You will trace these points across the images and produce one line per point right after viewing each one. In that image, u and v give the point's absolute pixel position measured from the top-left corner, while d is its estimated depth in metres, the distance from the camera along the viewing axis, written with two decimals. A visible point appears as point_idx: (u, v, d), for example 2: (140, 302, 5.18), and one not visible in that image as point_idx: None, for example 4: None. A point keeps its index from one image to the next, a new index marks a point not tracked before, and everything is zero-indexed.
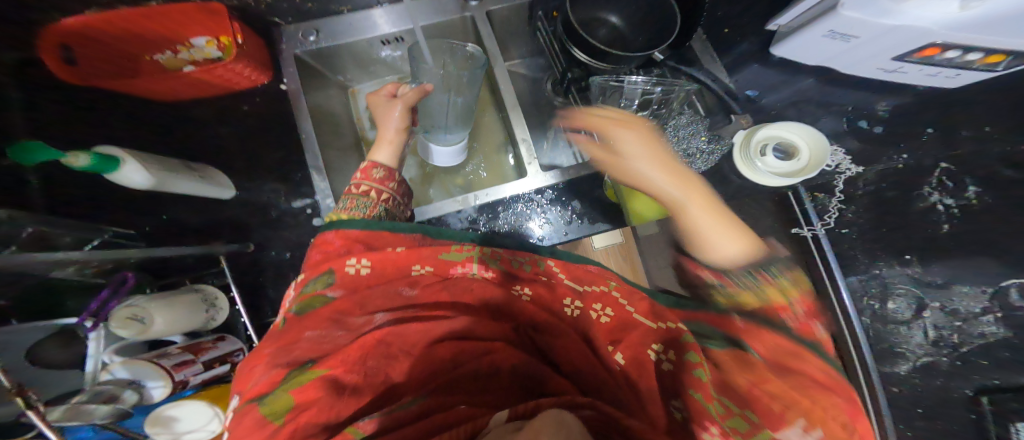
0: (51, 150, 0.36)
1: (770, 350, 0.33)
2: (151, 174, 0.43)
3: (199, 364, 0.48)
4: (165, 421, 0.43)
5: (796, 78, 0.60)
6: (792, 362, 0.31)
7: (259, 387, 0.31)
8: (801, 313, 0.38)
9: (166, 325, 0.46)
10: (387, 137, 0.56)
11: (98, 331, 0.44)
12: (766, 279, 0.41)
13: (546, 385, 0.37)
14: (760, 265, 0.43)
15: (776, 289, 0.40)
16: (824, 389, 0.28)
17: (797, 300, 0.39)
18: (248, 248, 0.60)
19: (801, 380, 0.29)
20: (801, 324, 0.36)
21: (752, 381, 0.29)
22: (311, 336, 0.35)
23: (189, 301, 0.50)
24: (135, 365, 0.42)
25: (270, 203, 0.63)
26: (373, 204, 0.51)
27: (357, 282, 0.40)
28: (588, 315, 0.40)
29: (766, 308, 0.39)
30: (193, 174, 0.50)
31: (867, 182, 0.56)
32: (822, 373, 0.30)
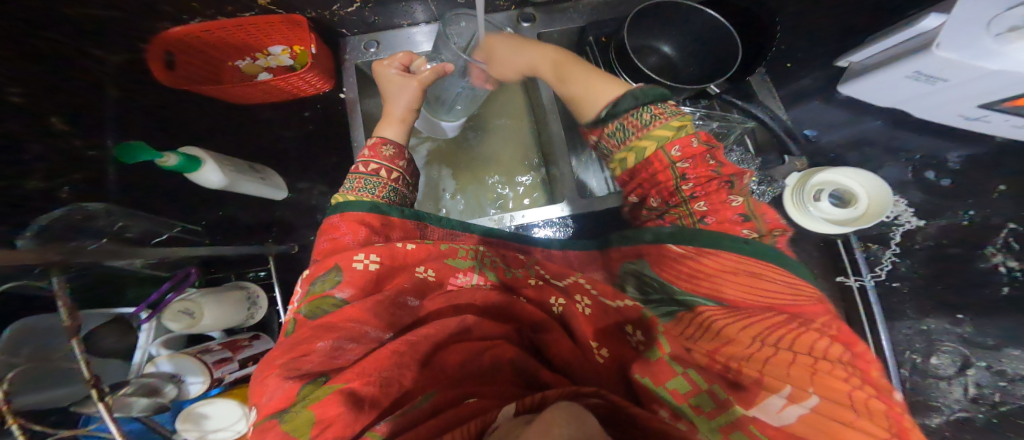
0: (150, 152, 0.40)
1: (684, 276, 0.36)
2: (225, 174, 0.47)
3: (235, 362, 0.55)
4: (195, 418, 0.49)
5: (863, 119, 0.63)
6: (753, 318, 0.32)
7: (276, 401, 0.30)
8: (723, 185, 0.38)
9: (212, 321, 0.53)
10: (396, 114, 0.54)
11: (152, 322, 0.50)
12: (656, 119, 0.40)
13: (538, 377, 0.36)
14: (630, 111, 0.41)
15: (658, 135, 0.39)
16: (788, 322, 0.31)
17: (679, 142, 0.38)
18: (293, 250, 0.67)
19: (772, 325, 0.31)
20: (716, 207, 0.37)
21: (717, 348, 0.31)
22: (323, 347, 0.34)
23: (234, 300, 0.57)
24: (179, 360, 0.48)
25: (318, 207, 0.71)
26: (382, 185, 0.49)
27: (367, 278, 0.39)
28: (572, 308, 0.38)
29: (669, 191, 0.40)
30: (256, 175, 0.54)
31: (925, 237, 0.60)
32: (754, 296, 0.33)
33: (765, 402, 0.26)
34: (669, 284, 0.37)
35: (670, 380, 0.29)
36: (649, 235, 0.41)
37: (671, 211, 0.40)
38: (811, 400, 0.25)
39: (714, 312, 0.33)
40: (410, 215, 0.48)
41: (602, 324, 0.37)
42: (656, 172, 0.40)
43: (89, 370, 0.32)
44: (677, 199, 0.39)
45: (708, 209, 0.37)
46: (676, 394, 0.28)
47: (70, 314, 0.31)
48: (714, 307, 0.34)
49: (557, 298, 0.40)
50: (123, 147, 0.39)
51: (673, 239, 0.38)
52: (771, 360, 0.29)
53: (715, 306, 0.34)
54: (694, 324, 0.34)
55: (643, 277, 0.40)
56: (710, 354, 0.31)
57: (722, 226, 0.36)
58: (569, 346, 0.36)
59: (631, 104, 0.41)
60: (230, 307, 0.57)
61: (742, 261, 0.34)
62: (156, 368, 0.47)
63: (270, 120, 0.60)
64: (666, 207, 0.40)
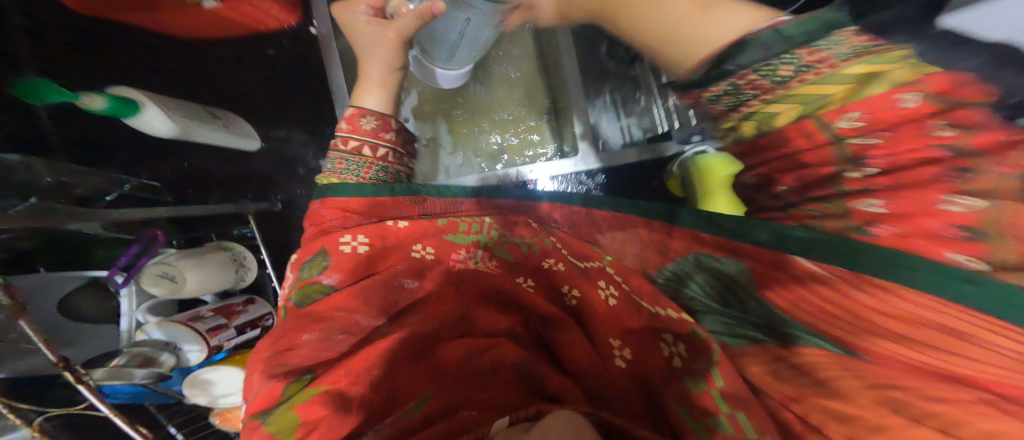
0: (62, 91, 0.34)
1: (813, 310, 0.27)
2: (174, 121, 0.40)
3: (231, 329, 0.56)
4: (201, 384, 0.52)
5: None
6: (900, 378, 0.23)
7: (259, 401, 0.31)
8: (942, 176, 0.25)
9: (196, 284, 0.52)
10: (376, 78, 0.49)
11: (128, 287, 0.50)
12: (806, 73, 0.28)
13: (544, 384, 0.34)
14: (751, 67, 0.29)
15: (828, 87, 0.27)
16: (976, 400, 0.20)
17: (863, 105, 0.27)
18: (275, 207, 0.66)
19: (932, 394, 0.21)
20: (906, 210, 0.26)
21: (801, 395, 0.26)
22: (309, 341, 0.34)
23: (219, 261, 0.56)
24: (168, 328, 0.49)
25: (298, 158, 0.68)
26: (367, 164, 0.46)
27: (354, 260, 0.39)
28: (591, 297, 0.35)
29: (821, 176, 0.32)
30: (218, 122, 0.48)
31: None
32: (945, 361, 0.22)
33: None
34: (773, 308, 0.30)
35: (712, 416, 0.25)
36: (766, 234, 0.30)
37: (808, 206, 0.34)
38: None
39: (822, 356, 0.27)
40: (402, 191, 0.44)
41: (629, 322, 0.33)
42: (801, 151, 0.33)
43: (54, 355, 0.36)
44: (835, 185, 0.31)
45: (885, 211, 0.28)
46: (714, 433, 0.25)
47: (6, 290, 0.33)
48: (828, 348, 0.27)
49: (572, 288, 0.38)
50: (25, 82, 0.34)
51: (807, 251, 0.28)
52: (885, 430, 0.22)
53: (836, 353, 0.26)
54: (780, 362, 0.28)
55: (724, 281, 0.34)
56: (787, 399, 0.26)
57: (908, 241, 0.26)
58: (585, 349, 0.34)
59: (780, 47, 0.27)
60: (215, 271, 0.56)
61: (904, 301, 0.23)
62: (147, 336, 0.49)
63: (227, 58, 0.52)
64: (797, 200, 0.35)
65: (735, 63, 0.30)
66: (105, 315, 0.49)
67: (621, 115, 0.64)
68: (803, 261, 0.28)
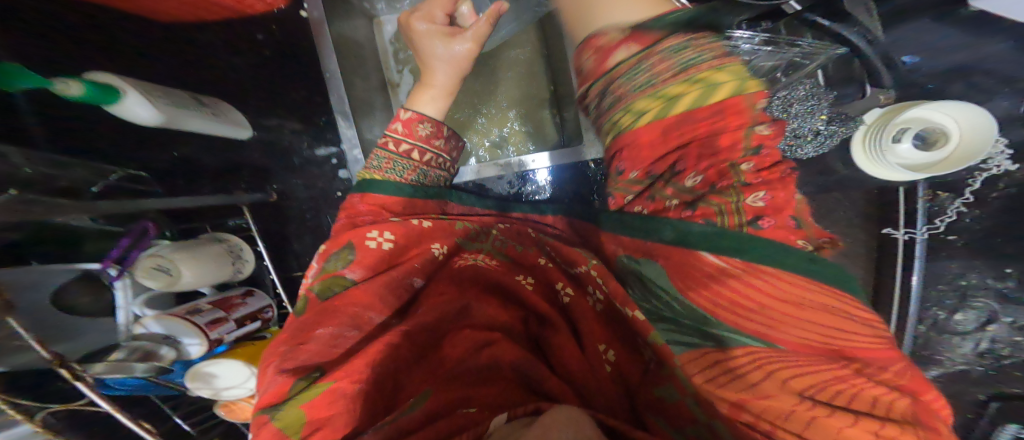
0: (34, 76, 0.31)
1: (724, 304, 0.29)
2: (158, 109, 0.39)
3: (231, 322, 0.56)
4: (203, 378, 0.51)
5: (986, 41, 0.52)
6: (808, 367, 0.26)
7: (269, 395, 0.31)
8: (784, 174, 0.37)
9: (191, 277, 0.51)
10: (443, 86, 0.49)
11: (122, 280, 0.49)
12: (703, 61, 0.34)
13: (545, 385, 0.31)
14: (685, 37, 0.35)
15: (721, 76, 0.34)
16: (854, 373, 0.26)
17: (757, 97, 0.35)
18: (270, 198, 0.65)
19: (834, 374, 0.26)
20: (774, 203, 0.34)
21: (744, 399, 0.24)
22: (322, 335, 0.34)
23: (214, 254, 0.55)
24: (167, 321, 0.48)
25: (292, 149, 0.67)
26: (412, 167, 0.49)
27: (378, 256, 0.41)
28: (579, 302, 0.36)
29: (717, 170, 0.36)
30: (206, 109, 0.46)
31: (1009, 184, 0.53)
32: (823, 335, 0.28)
33: None
34: (697, 308, 0.29)
35: (686, 424, 0.24)
36: (669, 232, 0.34)
37: (708, 200, 0.35)
38: None
39: (754, 354, 0.27)
40: (432, 195, 0.49)
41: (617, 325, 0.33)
42: (712, 135, 0.35)
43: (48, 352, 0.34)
44: (729, 179, 0.36)
45: (764, 205, 0.34)
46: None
47: None
48: (752, 346, 0.27)
49: (566, 287, 0.38)
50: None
51: (710, 245, 0.32)
52: (818, 422, 0.23)
53: (762, 346, 0.27)
54: (718, 368, 0.26)
55: (644, 282, 0.32)
56: (734, 405, 0.24)
57: (779, 230, 0.32)
58: (572, 349, 0.32)
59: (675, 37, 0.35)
60: (211, 263, 0.55)
61: (805, 283, 0.29)
62: (146, 329, 0.48)
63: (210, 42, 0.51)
64: (701, 191, 0.36)
65: (682, 32, 0.35)
66: (103, 308, 0.48)
67: None
68: (707, 256, 0.32)
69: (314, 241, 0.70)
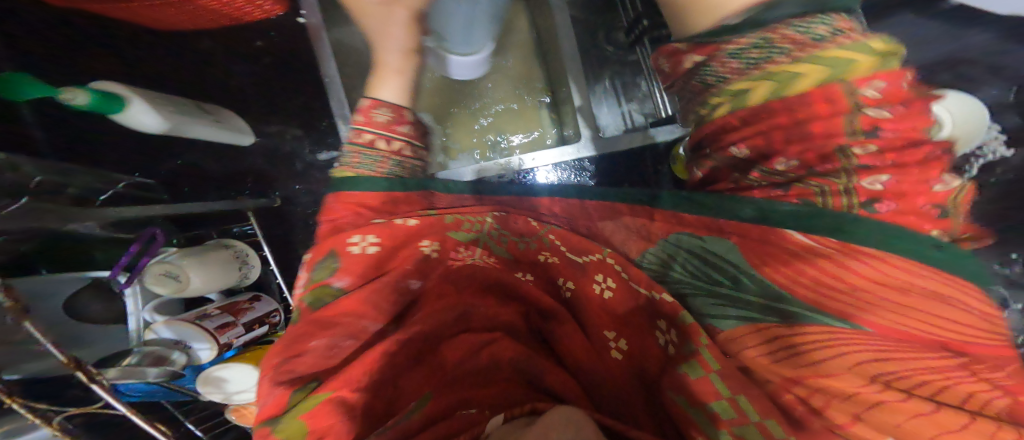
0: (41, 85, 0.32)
1: (810, 282, 0.29)
2: (163, 116, 0.40)
3: (240, 326, 0.57)
4: (215, 382, 0.51)
5: (966, 33, 0.53)
6: (905, 354, 0.25)
7: (269, 408, 0.31)
8: (932, 156, 0.30)
9: (201, 283, 0.53)
10: (393, 66, 0.49)
11: (133, 288, 0.50)
12: (835, 37, 0.30)
13: (544, 382, 0.34)
14: (784, 23, 0.31)
15: (850, 52, 0.29)
16: (960, 367, 0.25)
17: (880, 80, 0.28)
18: (275, 204, 0.64)
19: (932, 366, 0.25)
20: (899, 188, 0.29)
21: (803, 377, 0.26)
22: (316, 347, 0.34)
23: (221, 260, 0.56)
24: (177, 327, 0.49)
25: (294, 154, 0.65)
26: (382, 158, 0.45)
27: (363, 262, 0.39)
28: (589, 289, 0.36)
29: (820, 152, 0.31)
30: (209, 117, 0.47)
31: (1006, 169, 0.52)
32: (930, 327, 0.26)
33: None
34: (775, 286, 0.31)
35: (713, 401, 0.26)
36: (750, 210, 0.33)
37: (806, 182, 0.32)
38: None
39: (822, 333, 0.27)
40: (414, 186, 0.46)
41: (621, 312, 0.35)
42: (812, 118, 0.30)
43: (65, 355, 0.35)
44: (834, 163, 0.30)
45: (884, 189, 0.29)
46: (718, 418, 0.25)
47: None
48: (834, 326, 0.27)
49: (566, 280, 0.39)
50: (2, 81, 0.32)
51: (798, 223, 0.31)
52: (883, 407, 0.24)
53: (844, 327, 0.27)
54: (772, 343, 0.28)
55: (711, 259, 0.34)
56: (787, 380, 0.26)
57: (903, 217, 0.29)
58: (584, 345, 0.34)
59: (796, 9, 0.31)
60: (218, 268, 0.56)
61: (915, 272, 0.27)
62: (157, 335, 0.49)
63: (210, 51, 0.53)
64: (796, 175, 0.32)
65: (766, 17, 0.32)
66: (114, 316, 0.49)
67: (623, 99, 0.62)
68: (793, 234, 0.31)
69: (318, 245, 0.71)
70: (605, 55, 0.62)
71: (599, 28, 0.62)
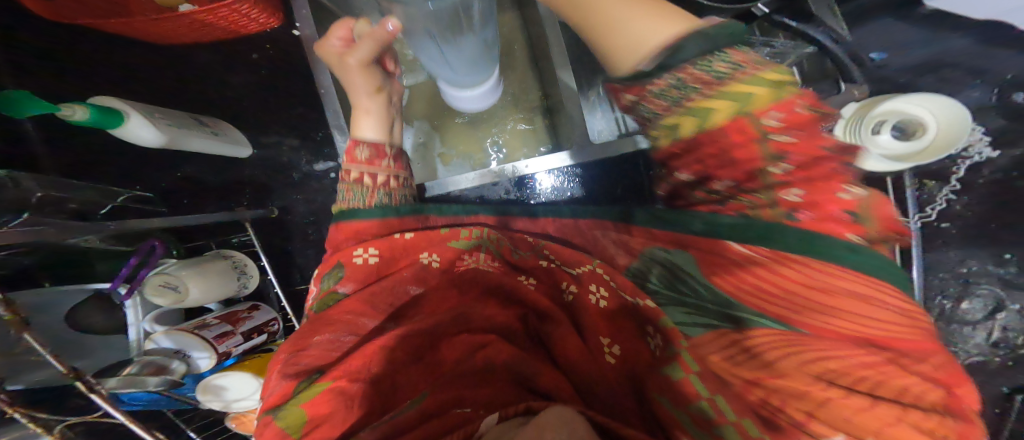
0: (42, 102, 0.33)
1: (750, 289, 0.29)
2: (161, 130, 0.40)
3: (238, 335, 0.57)
4: (215, 390, 0.52)
5: (946, 36, 0.54)
6: (835, 350, 0.24)
7: (274, 397, 0.33)
8: (837, 170, 0.29)
9: (197, 294, 0.53)
10: (362, 106, 0.51)
11: (133, 300, 0.50)
12: (738, 71, 0.30)
13: (539, 382, 0.34)
14: (692, 61, 0.31)
15: (750, 85, 0.29)
16: (889, 361, 0.24)
17: (777, 107, 0.29)
18: (271, 214, 0.65)
19: (862, 360, 0.24)
20: (815, 200, 0.29)
21: (758, 377, 0.25)
22: (319, 341, 0.36)
23: (219, 270, 0.57)
24: (175, 335, 0.49)
25: (292, 164, 0.68)
26: (371, 191, 0.48)
27: (364, 270, 0.42)
28: (584, 298, 0.37)
29: (746, 172, 0.31)
30: (206, 129, 0.48)
31: (993, 170, 0.54)
32: (866, 325, 0.25)
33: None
34: (722, 293, 0.31)
35: (694, 402, 0.24)
36: (699, 225, 0.35)
37: (739, 198, 0.33)
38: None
39: (771, 335, 0.27)
40: (407, 212, 0.46)
41: (619, 318, 0.35)
42: (732, 147, 0.31)
43: (64, 366, 0.36)
44: (757, 182, 0.31)
45: (801, 200, 0.29)
46: (697, 418, 0.24)
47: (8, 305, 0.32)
48: (771, 328, 0.27)
49: (570, 285, 0.39)
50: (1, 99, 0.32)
51: (737, 234, 0.32)
52: (835, 404, 0.22)
53: (778, 328, 0.27)
54: (734, 347, 0.27)
55: (676, 271, 0.35)
56: (747, 383, 0.25)
57: (823, 224, 0.28)
58: (579, 345, 0.35)
59: (698, 48, 0.32)
60: (217, 278, 0.57)
61: (846, 275, 0.27)
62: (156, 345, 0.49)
63: None
64: (732, 192, 0.33)
65: (678, 57, 0.32)
66: (115, 326, 0.50)
67: (615, 105, 0.62)
68: (732, 245, 0.32)
69: (316, 254, 0.71)
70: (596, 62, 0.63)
71: None
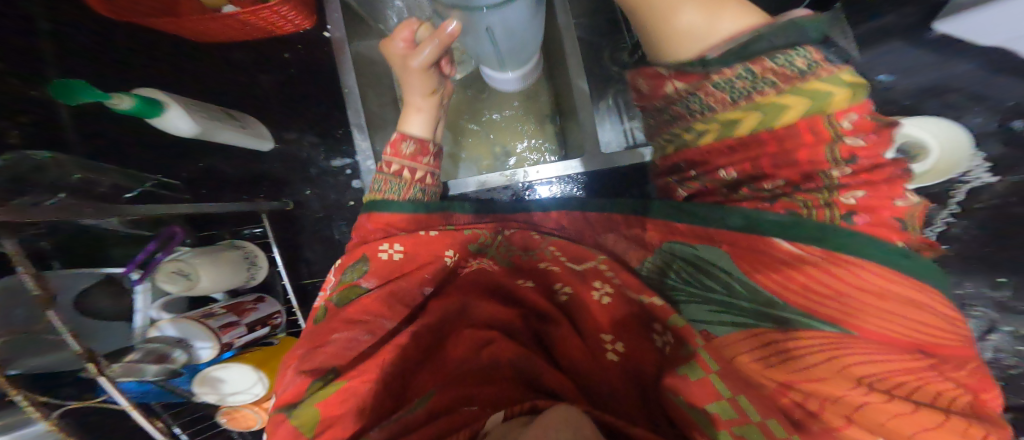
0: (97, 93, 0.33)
1: (800, 289, 0.31)
2: (195, 121, 0.42)
3: (241, 327, 0.58)
4: (211, 382, 0.53)
5: (952, 62, 0.52)
6: (880, 358, 0.28)
7: (288, 395, 0.35)
8: (894, 175, 0.34)
9: (209, 283, 0.54)
10: (413, 105, 0.56)
11: (145, 284, 0.51)
12: (817, 68, 0.33)
13: (543, 380, 0.35)
14: (769, 54, 0.34)
15: (829, 86, 0.33)
16: (926, 367, 0.28)
17: (854, 111, 0.33)
18: (286, 207, 0.69)
19: (903, 368, 0.27)
20: (871, 204, 0.33)
21: (801, 381, 0.28)
22: (337, 339, 0.38)
23: (231, 260, 0.58)
24: (181, 324, 0.50)
25: (310, 159, 0.72)
26: (408, 185, 0.53)
27: (390, 266, 0.44)
28: (587, 297, 0.38)
29: (807, 173, 0.35)
30: (234, 123, 0.49)
31: (992, 196, 0.52)
32: (906, 331, 0.29)
33: None
34: (766, 292, 0.32)
35: (712, 403, 0.27)
36: (738, 219, 0.35)
37: (794, 197, 0.35)
38: None
39: (816, 335, 0.29)
40: (435, 209, 0.50)
41: (619, 316, 0.36)
42: (800, 145, 0.35)
43: (81, 346, 0.37)
44: (817, 182, 0.35)
45: (858, 203, 0.33)
46: (718, 418, 0.26)
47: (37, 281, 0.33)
48: (828, 331, 0.29)
49: (564, 285, 0.41)
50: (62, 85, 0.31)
51: (784, 232, 0.33)
52: (870, 408, 0.26)
53: (831, 330, 0.29)
54: (768, 349, 0.30)
55: (701, 265, 0.36)
56: (782, 386, 0.28)
57: (876, 228, 0.32)
58: (578, 345, 0.36)
59: (779, 41, 0.35)
60: (228, 269, 0.58)
61: (887, 277, 0.29)
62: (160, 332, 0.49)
63: (236, 60, 0.57)
64: (785, 192, 0.36)
65: (751, 49, 0.35)
66: (122, 311, 0.50)
67: (625, 117, 0.64)
68: (781, 242, 0.33)
69: (325, 251, 0.76)
70: (609, 74, 0.65)
71: (605, 47, 0.65)
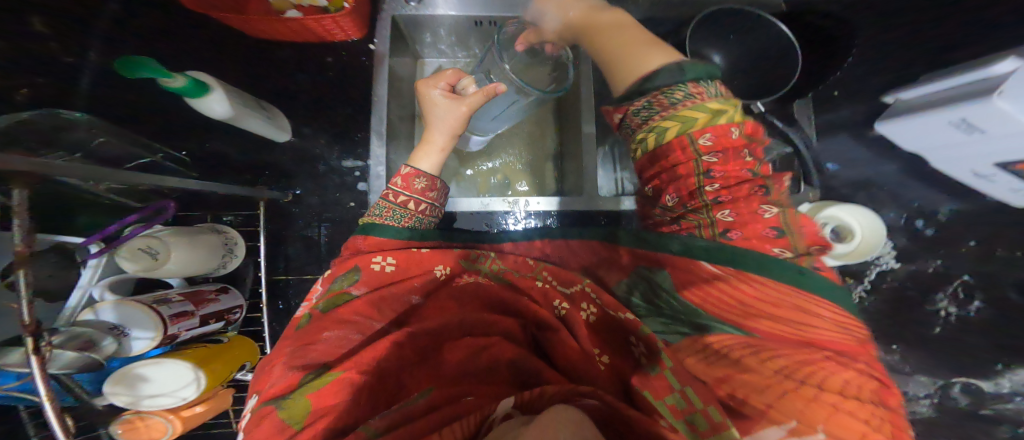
0: (162, 70, 0.36)
1: (717, 301, 0.36)
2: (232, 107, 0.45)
3: (195, 319, 0.54)
4: (127, 381, 0.47)
5: (882, 162, 0.64)
6: (783, 351, 0.31)
7: (276, 389, 0.35)
8: (753, 191, 0.38)
9: (176, 267, 0.50)
10: (438, 144, 0.53)
11: (99, 260, 0.47)
12: (690, 99, 0.40)
13: (541, 376, 0.38)
14: (661, 90, 0.42)
15: (694, 114, 0.39)
16: (825, 358, 0.31)
17: (712, 131, 0.38)
18: (284, 198, 0.68)
19: (800, 356, 0.31)
20: (741, 218, 0.37)
21: (729, 375, 0.31)
22: (329, 338, 0.40)
23: (207, 245, 0.56)
24: (126, 310, 0.45)
25: (323, 156, 0.75)
26: (409, 216, 0.52)
27: (381, 278, 0.46)
28: (575, 313, 0.43)
29: (689, 191, 0.40)
30: (260, 112, 0.49)
31: (894, 279, 0.65)
32: (793, 328, 0.33)
33: (762, 430, 0.27)
34: (693, 305, 0.37)
35: (668, 395, 0.31)
36: (677, 246, 0.40)
37: (687, 216, 0.41)
38: (790, 423, 0.27)
39: (727, 339, 0.33)
40: (431, 236, 0.53)
41: (610, 335, 0.40)
42: (677, 165, 0.40)
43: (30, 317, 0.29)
44: (696, 201, 0.40)
45: (732, 220, 0.38)
46: (673, 408, 0.30)
47: (26, 238, 0.30)
48: (734, 334, 0.34)
49: (562, 302, 0.44)
50: (127, 59, 0.34)
51: (710, 255, 0.37)
52: (793, 393, 0.28)
53: (738, 334, 0.34)
54: (707, 350, 0.34)
55: (655, 285, 0.41)
56: (717, 380, 0.31)
57: (749, 241, 0.37)
58: (577, 349, 0.39)
59: (666, 81, 0.42)
60: (201, 254, 0.54)
61: (772, 285, 0.34)
62: (95, 316, 0.44)
63: None
64: (681, 211, 0.41)
65: (650, 84, 0.44)
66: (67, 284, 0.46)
67: (618, 167, 0.72)
68: (705, 265, 0.37)
69: (307, 248, 0.73)
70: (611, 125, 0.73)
71: None
